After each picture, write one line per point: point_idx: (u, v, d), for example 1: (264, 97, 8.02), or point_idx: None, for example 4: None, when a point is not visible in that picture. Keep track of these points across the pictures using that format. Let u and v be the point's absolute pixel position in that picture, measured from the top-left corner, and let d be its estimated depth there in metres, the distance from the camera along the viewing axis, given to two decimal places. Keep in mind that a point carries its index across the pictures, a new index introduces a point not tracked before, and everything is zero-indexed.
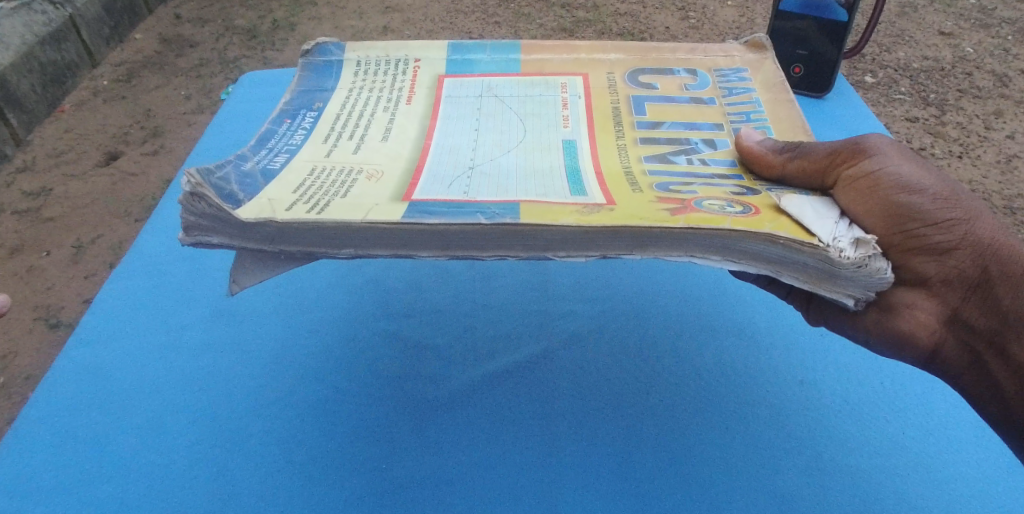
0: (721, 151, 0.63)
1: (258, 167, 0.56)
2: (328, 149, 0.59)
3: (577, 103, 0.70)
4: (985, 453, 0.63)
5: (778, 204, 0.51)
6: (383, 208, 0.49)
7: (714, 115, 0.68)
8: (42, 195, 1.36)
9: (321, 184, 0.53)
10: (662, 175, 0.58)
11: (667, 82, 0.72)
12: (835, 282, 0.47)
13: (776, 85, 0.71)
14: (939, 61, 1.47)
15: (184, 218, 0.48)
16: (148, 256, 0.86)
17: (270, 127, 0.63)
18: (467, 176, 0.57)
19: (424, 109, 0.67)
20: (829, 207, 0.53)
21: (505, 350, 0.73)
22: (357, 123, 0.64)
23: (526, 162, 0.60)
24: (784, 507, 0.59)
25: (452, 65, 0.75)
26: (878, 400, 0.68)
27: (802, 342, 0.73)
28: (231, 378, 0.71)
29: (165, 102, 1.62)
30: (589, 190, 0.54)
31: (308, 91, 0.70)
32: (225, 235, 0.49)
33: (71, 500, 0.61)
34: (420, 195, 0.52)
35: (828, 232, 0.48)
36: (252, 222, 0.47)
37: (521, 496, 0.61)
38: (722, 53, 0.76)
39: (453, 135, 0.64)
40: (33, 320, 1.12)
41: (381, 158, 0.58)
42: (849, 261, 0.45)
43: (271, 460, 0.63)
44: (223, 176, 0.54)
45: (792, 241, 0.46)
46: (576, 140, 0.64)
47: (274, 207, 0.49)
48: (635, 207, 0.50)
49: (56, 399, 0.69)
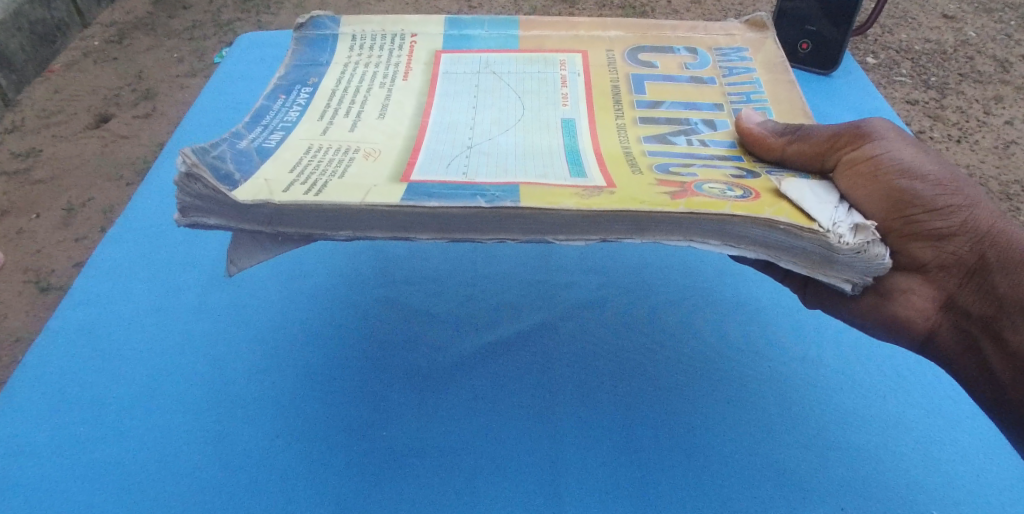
0: (721, 131, 0.63)
1: (253, 145, 0.56)
2: (324, 126, 0.59)
3: (576, 81, 0.69)
4: (974, 436, 0.64)
5: (778, 189, 0.51)
6: (381, 189, 0.49)
7: (714, 95, 0.67)
8: (32, 157, 1.34)
9: (319, 164, 0.53)
10: (663, 157, 0.57)
11: (667, 61, 0.72)
12: (834, 267, 0.47)
13: (777, 64, 0.70)
14: (941, 44, 1.46)
15: (180, 199, 0.47)
16: (139, 223, 0.85)
17: (265, 103, 0.62)
18: (466, 154, 0.56)
19: (421, 85, 0.67)
20: (829, 190, 0.53)
21: (496, 325, 0.73)
22: (353, 99, 0.63)
23: (525, 141, 0.59)
24: (774, 487, 0.60)
25: (450, 40, 0.73)
26: (871, 384, 0.68)
27: (796, 324, 0.73)
28: (225, 347, 0.70)
29: (156, 64, 1.59)
30: (588, 170, 0.54)
31: (303, 66, 0.69)
32: (221, 216, 0.48)
33: (65, 464, 0.61)
34: (419, 176, 0.52)
35: (827, 215, 0.48)
36: (250, 204, 0.47)
37: (514, 471, 0.61)
38: (723, 32, 0.75)
39: (452, 112, 0.63)
40: (23, 283, 1.12)
41: (378, 135, 0.58)
42: (848, 247, 0.46)
43: (267, 429, 0.64)
44: (219, 154, 0.53)
45: (791, 226, 0.46)
46: (574, 118, 0.63)
47: (271, 188, 0.49)
48: (635, 189, 0.50)
49: (46, 366, 0.69)
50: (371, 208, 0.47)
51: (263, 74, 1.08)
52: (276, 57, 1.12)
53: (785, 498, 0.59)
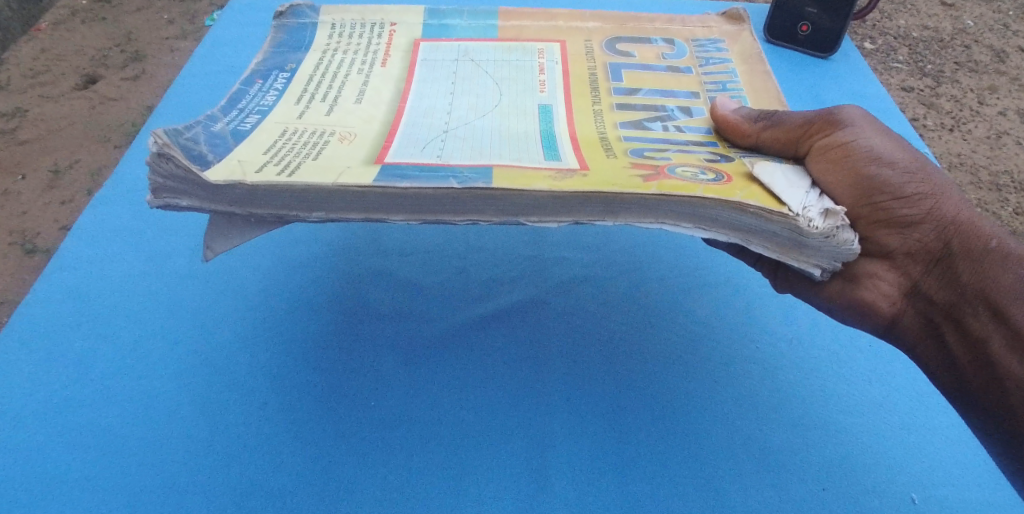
0: (697, 118, 0.63)
1: (227, 128, 0.55)
2: (300, 110, 0.58)
3: (553, 69, 0.68)
4: (945, 425, 0.65)
5: (753, 175, 0.52)
6: (355, 170, 0.49)
7: (691, 84, 0.68)
8: (18, 117, 1.33)
9: (293, 146, 0.52)
10: (641, 144, 0.57)
11: (645, 52, 0.72)
12: (804, 251, 0.48)
13: (753, 56, 0.70)
14: (939, 32, 1.45)
15: (152, 181, 0.47)
16: (121, 187, 0.84)
17: (240, 87, 0.62)
18: (442, 138, 0.56)
19: (400, 71, 0.66)
20: (803, 175, 0.53)
21: (475, 301, 0.73)
22: (331, 84, 0.63)
23: (502, 125, 0.59)
24: (743, 470, 0.61)
25: (429, 30, 0.73)
26: (848, 371, 0.68)
27: (775, 311, 0.73)
28: (209, 314, 0.71)
29: (146, 25, 1.57)
30: (562, 155, 0.54)
31: (282, 50, 0.68)
32: (193, 198, 0.48)
33: (50, 428, 0.62)
34: (393, 158, 0.52)
35: (797, 199, 0.48)
36: (222, 184, 0.47)
37: (488, 449, 0.62)
38: (700, 24, 0.76)
39: (428, 97, 0.63)
40: (8, 244, 1.10)
41: (354, 119, 0.57)
42: (818, 231, 0.46)
43: (252, 398, 0.64)
44: (192, 136, 0.53)
45: (762, 211, 0.46)
46: (552, 104, 0.63)
47: (244, 168, 0.48)
48: (608, 173, 0.50)
49: (26, 331, 0.69)
50: (344, 188, 0.47)
51: (251, 40, 1.06)
52: (265, 21, 1.10)
53: (764, 482, 0.60)
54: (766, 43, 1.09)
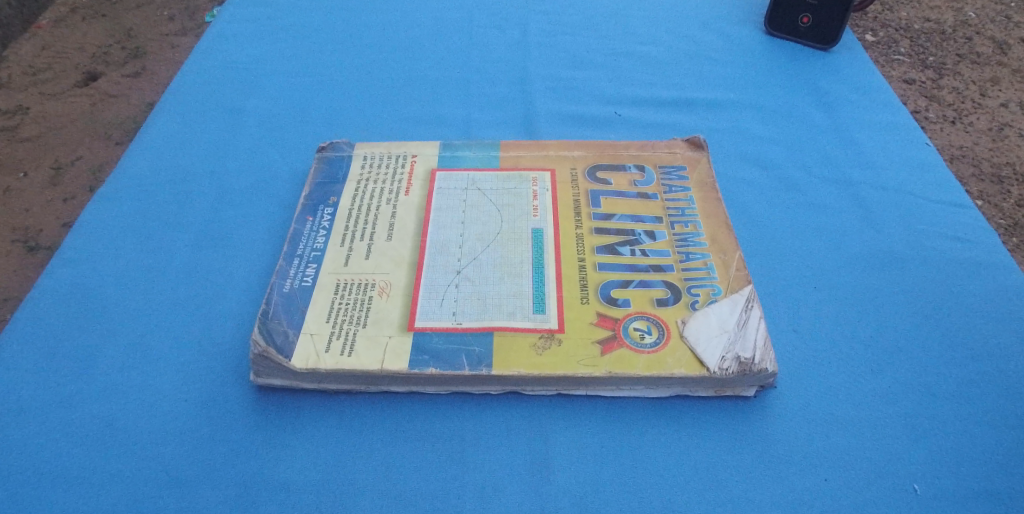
0: (660, 241, 0.72)
1: (292, 286, 0.68)
2: (346, 253, 0.70)
3: (544, 196, 0.76)
4: (964, 410, 0.63)
5: (691, 307, 0.66)
6: (395, 345, 0.63)
7: (656, 209, 0.76)
8: (20, 114, 1.33)
9: (347, 309, 0.66)
10: (608, 260, 0.70)
11: (620, 177, 0.79)
12: (733, 385, 0.63)
13: (709, 185, 0.78)
14: (940, 24, 1.45)
15: (257, 370, 0.62)
16: (120, 179, 0.83)
17: (296, 228, 0.73)
18: (456, 285, 0.68)
19: (421, 199, 0.76)
20: (735, 306, 0.66)
21: None
22: (367, 219, 0.74)
23: (503, 262, 0.70)
24: (751, 459, 0.60)
25: (443, 160, 0.80)
26: (865, 353, 0.67)
27: (791, 293, 0.71)
28: (211, 309, 0.70)
29: (145, 21, 1.56)
30: (546, 304, 0.66)
31: (323, 184, 0.77)
32: (285, 378, 0.63)
33: (57, 423, 0.62)
34: (421, 321, 0.65)
35: (715, 352, 0.62)
36: (304, 369, 0.62)
37: (494, 440, 0.61)
38: (667, 149, 0.82)
39: (446, 227, 0.73)
40: (9, 241, 1.09)
41: (387, 262, 0.70)
42: (733, 371, 0.61)
43: (256, 392, 0.64)
44: (272, 310, 0.66)
45: (687, 376, 0.61)
46: (542, 229, 0.73)
47: (317, 348, 0.63)
48: (576, 343, 0.63)
49: (30, 327, 0.69)
50: None
51: (251, 35, 1.06)
52: (264, 17, 1.09)
53: (772, 471, 0.59)
54: (768, 35, 1.07)
